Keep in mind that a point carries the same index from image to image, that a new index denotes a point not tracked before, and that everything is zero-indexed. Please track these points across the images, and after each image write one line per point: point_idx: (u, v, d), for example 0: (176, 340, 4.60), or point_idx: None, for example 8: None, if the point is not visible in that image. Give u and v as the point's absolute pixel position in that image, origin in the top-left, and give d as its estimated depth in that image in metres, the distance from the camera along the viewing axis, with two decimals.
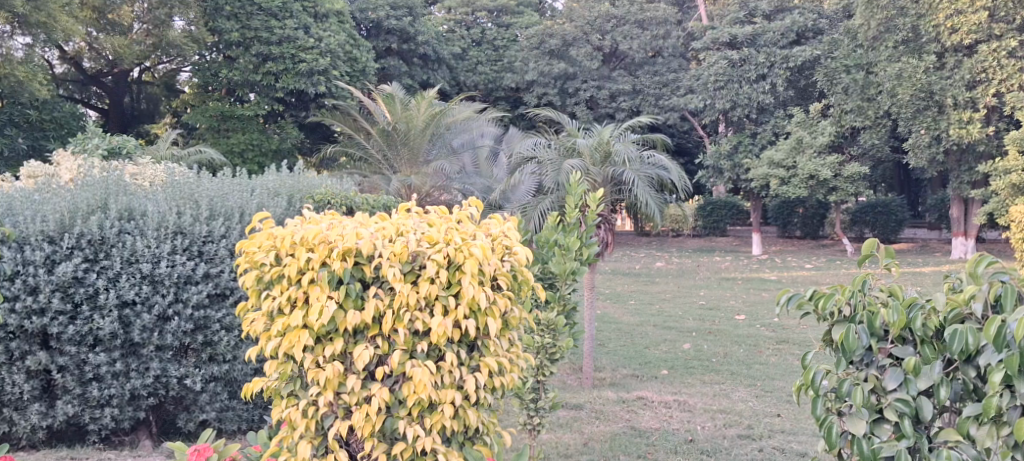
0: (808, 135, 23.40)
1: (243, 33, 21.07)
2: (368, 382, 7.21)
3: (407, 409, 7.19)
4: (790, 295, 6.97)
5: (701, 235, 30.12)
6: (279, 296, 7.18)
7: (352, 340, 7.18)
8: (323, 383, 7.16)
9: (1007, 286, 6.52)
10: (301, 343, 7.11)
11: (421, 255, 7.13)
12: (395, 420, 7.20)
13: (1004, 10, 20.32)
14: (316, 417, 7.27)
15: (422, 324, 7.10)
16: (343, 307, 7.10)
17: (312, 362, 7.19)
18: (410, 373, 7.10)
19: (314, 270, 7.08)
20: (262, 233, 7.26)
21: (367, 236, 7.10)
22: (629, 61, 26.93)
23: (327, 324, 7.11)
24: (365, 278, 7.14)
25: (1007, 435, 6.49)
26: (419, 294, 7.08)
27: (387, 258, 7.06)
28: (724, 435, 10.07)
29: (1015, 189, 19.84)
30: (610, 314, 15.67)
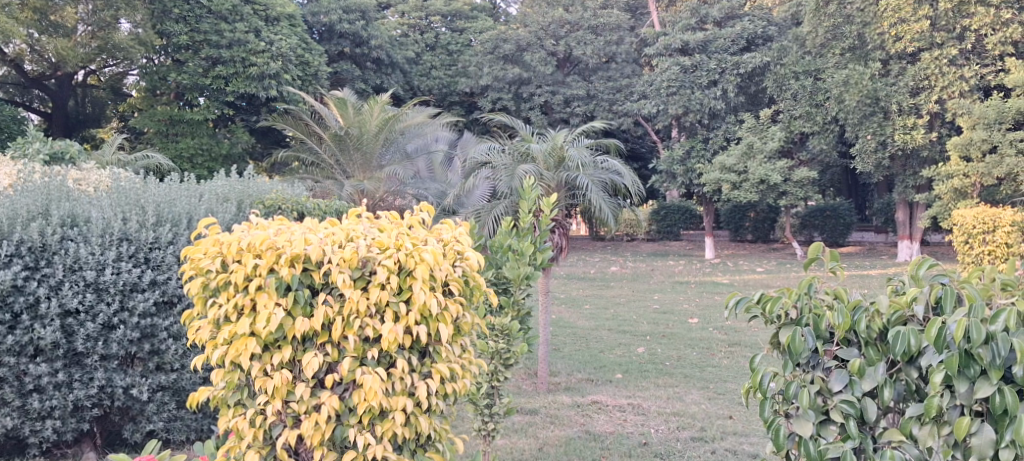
0: (758, 141, 23.64)
1: (192, 37, 20.95)
2: (318, 390, 7.20)
3: (357, 417, 7.18)
4: (739, 298, 7.01)
5: (656, 239, 30.30)
6: (225, 303, 7.14)
7: (300, 348, 7.17)
8: (271, 392, 7.14)
9: (947, 288, 6.64)
10: (249, 351, 7.08)
11: (371, 261, 7.12)
12: (345, 428, 7.18)
13: (945, 19, 20.66)
14: (264, 426, 7.23)
15: (373, 331, 7.09)
16: (291, 315, 7.09)
17: (260, 371, 7.17)
18: (360, 380, 7.09)
19: (262, 277, 7.06)
20: (208, 240, 7.22)
21: (316, 242, 7.08)
22: (583, 67, 27.06)
23: (274, 332, 7.09)
24: (314, 285, 7.13)
25: (947, 435, 6.62)
26: (369, 300, 7.07)
27: (336, 264, 7.05)
28: (677, 438, 10.15)
29: (958, 193, 20.34)
30: (565, 318, 15.72)
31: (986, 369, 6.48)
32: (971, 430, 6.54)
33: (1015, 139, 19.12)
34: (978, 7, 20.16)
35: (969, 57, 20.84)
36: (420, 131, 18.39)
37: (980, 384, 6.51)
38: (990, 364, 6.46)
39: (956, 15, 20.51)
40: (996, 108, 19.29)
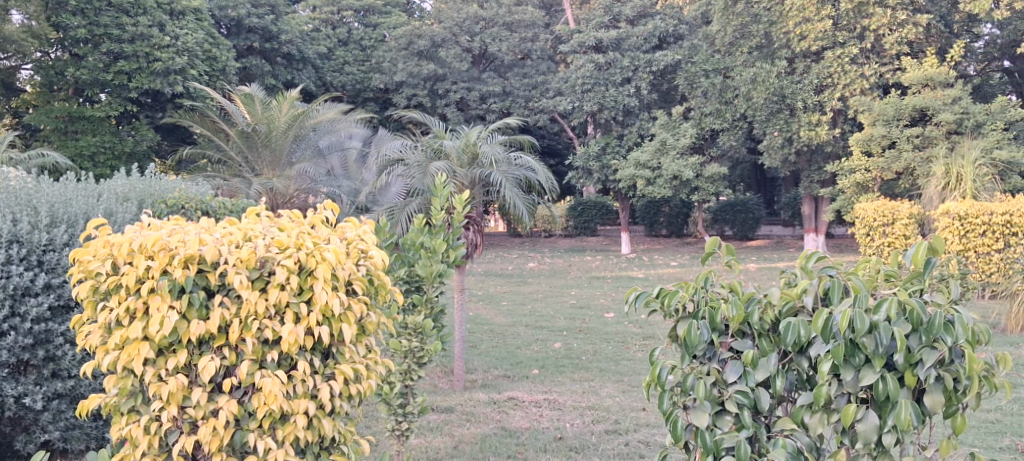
0: (671, 137, 24.03)
1: (90, 30, 20.53)
2: (215, 395, 7.19)
3: (257, 421, 7.18)
4: (639, 293, 7.18)
5: (572, 235, 30.48)
6: (116, 307, 7.09)
7: (197, 351, 7.15)
8: (166, 397, 7.10)
9: (834, 279, 6.83)
10: (142, 355, 7.05)
11: (270, 261, 7.11)
12: (245, 433, 7.18)
13: (847, 19, 21.29)
14: (158, 433, 7.19)
15: (272, 332, 7.08)
16: (186, 318, 7.06)
17: (153, 376, 7.13)
18: (260, 384, 7.09)
19: (154, 279, 7.02)
20: (97, 241, 7.16)
21: (211, 242, 7.05)
22: (498, 63, 27.04)
23: (168, 336, 7.06)
24: (210, 286, 7.10)
25: (836, 421, 6.84)
26: (268, 301, 7.07)
27: (232, 264, 7.02)
28: (592, 431, 10.28)
29: (859, 187, 21.19)
30: (482, 315, 15.80)
31: (870, 357, 6.70)
32: (857, 416, 6.75)
33: (912, 135, 19.75)
34: (876, 8, 20.86)
35: (869, 57, 21.52)
36: (331, 128, 18.36)
37: (865, 372, 6.72)
38: (873, 352, 6.68)
39: (857, 15, 21.20)
40: (895, 105, 19.94)
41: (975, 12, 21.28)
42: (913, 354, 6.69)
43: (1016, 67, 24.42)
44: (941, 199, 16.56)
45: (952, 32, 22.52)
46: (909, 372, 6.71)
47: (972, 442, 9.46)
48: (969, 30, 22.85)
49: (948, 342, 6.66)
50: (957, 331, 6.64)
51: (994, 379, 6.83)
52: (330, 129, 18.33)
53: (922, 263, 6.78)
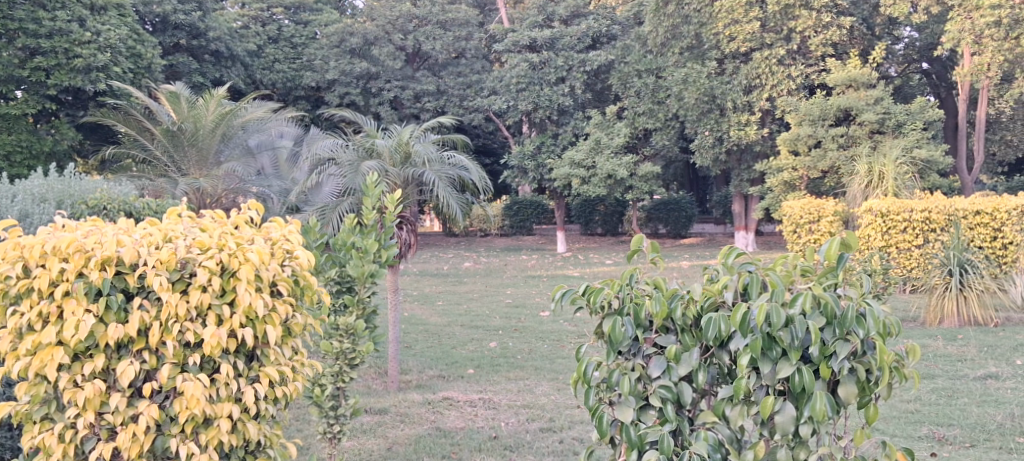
0: (605, 137, 24.26)
1: (5, 25, 20.05)
2: (135, 400, 7.18)
3: (179, 426, 7.18)
4: (565, 290, 7.29)
5: (508, 234, 30.56)
6: (28, 312, 7.08)
7: (114, 356, 7.15)
8: (83, 404, 7.10)
9: (753, 275, 7.02)
10: (56, 361, 7.04)
11: (191, 262, 7.13)
12: (166, 438, 7.19)
13: (774, 21, 21.72)
14: (74, 440, 7.18)
15: (194, 335, 7.10)
16: (103, 321, 7.07)
17: (69, 382, 7.11)
18: (181, 388, 7.09)
19: (69, 282, 7.03)
20: (8, 243, 7.13)
21: (129, 244, 7.07)
22: (433, 62, 27.09)
23: (85, 340, 7.06)
24: (127, 289, 7.12)
25: (754, 413, 7.02)
26: (189, 303, 7.08)
27: (152, 265, 7.04)
28: (527, 429, 10.40)
29: (787, 186, 21.67)
30: (417, 315, 15.81)
31: (786, 350, 6.90)
32: (775, 408, 6.93)
33: (837, 134, 20.45)
34: (802, 10, 21.28)
35: (796, 58, 22.01)
36: (261, 127, 18.27)
37: (782, 365, 6.92)
38: (789, 345, 6.88)
39: (784, 17, 21.58)
40: (820, 106, 20.63)
41: (896, 14, 22.01)
42: (827, 347, 6.90)
43: (934, 68, 25.26)
44: (863, 197, 17.22)
45: (874, 35, 23.41)
46: (824, 365, 6.92)
47: (893, 431, 9.77)
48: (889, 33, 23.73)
49: (860, 335, 6.88)
50: (867, 324, 6.90)
51: (905, 370, 7.05)
52: (258, 128, 18.24)
53: (836, 258, 7.01)
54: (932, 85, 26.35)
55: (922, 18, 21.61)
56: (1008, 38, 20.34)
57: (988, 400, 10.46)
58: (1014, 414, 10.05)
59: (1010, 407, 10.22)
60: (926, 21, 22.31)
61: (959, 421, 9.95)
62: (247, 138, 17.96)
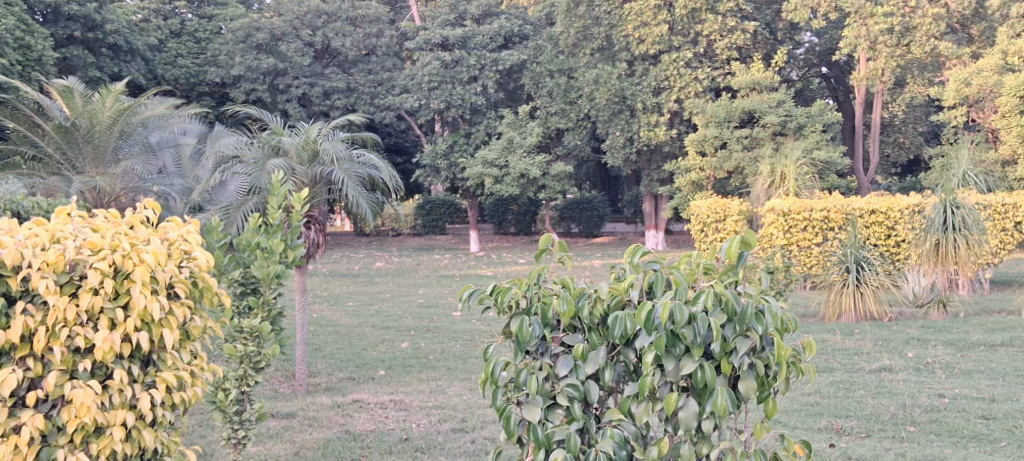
0: (517, 136, 24.31)
1: None
2: (18, 410, 6.95)
3: (67, 436, 6.98)
4: (472, 290, 7.28)
5: (421, 234, 30.34)
6: None
7: None
8: None
9: (658, 273, 7.09)
10: None
11: (81, 263, 6.96)
12: (53, 449, 6.97)
13: (682, 24, 22.57)
14: None
15: (84, 340, 6.92)
16: None
17: None
18: (70, 395, 6.91)
19: None
20: None
21: (13, 245, 6.86)
22: (342, 59, 26.80)
23: None
24: (11, 293, 6.90)
25: (658, 410, 7.07)
26: (79, 307, 6.90)
27: (39, 267, 6.85)
28: (438, 430, 10.31)
29: (695, 185, 22.88)
30: (326, 317, 15.51)
31: (689, 347, 6.96)
32: (678, 404, 7.01)
33: (741, 136, 21.68)
34: (708, 14, 22.11)
35: (702, 61, 22.86)
36: (160, 123, 17.63)
37: (685, 361, 6.98)
38: (692, 342, 6.94)
39: (690, 21, 22.47)
40: (726, 108, 21.68)
41: (795, 19, 22.94)
42: (729, 343, 6.96)
43: (832, 73, 26.20)
44: (766, 197, 17.97)
45: (776, 40, 24.26)
46: (725, 361, 6.99)
47: (794, 424, 9.92)
48: (791, 38, 24.33)
49: (760, 331, 6.97)
50: (766, 321, 6.96)
51: (801, 364, 7.21)
52: (160, 125, 17.80)
53: (735, 257, 7.10)
54: (830, 89, 27.22)
55: (821, 23, 22.51)
56: (900, 45, 21.58)
57: (884, 392, 10.65)
58: (907, 404, 10.26)
59: (904, 398, 10.42)
60: (823, 27, 23.30)
61: (856, 413, 10.13)
62: (147, 134, 17.38)
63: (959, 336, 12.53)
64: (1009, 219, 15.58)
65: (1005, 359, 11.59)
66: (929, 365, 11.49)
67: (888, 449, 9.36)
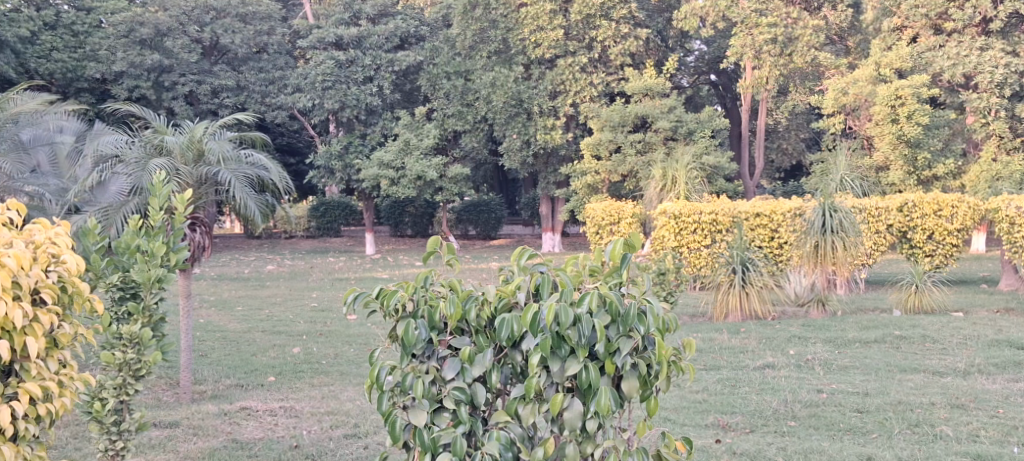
0: (414, 138, 24.18)
1: None
2: None
3: None
4: (358, 294, 7.29)
5: (314, 236, 29.93)
6: None
7: None
8: None
9: (544, 276, 7.10)
10: None
11: None
12: None
13: (577, 30, 23.10)
14: None
15: None
16: None
17: None
18: None
19: None
20: None
21: None
22: (231, 56, 26.02)
23: None
24: None
25: (544, 411, 7.10)
26: None
27: None
28: (330, 437, 10.16)
29: (590, 188, 23.23)
30: (214, 322, 15.15)
31: (574, 348, 6.99)
32: (564, 405, 7.04)
33: (635, 140, 22.09)
34: (602, 21, 22.76)
35: (597, 66, 23.54)
36: (33, 118, 15.46)
37: (570, 363, 7.01)
38: (577, 343, 6.97)
39: (585, 26, 23.04)
40: (620, 113, 22.10)
41: (686, 28, 23.40)
42: (612, 344, 7.02)
43: (722, 80, 26.77)
44: (659, 200, 18.26)
45: (668, 47, 24.96)
46: (608, 361, 7.03)
47: (682, 421, 10.01)
48: (681, 45, 25.26)
49: (641, 331, 7.03)
50: (647, 321, 7.03)
51: (682, 362, 7.29)
52: (31, 120, 15.44)
53: (620, 258, 7.15)
54: (718, 96, 27.75)
55: (710, 32, 23.01)
56: (783, 55, 22.34)
57: (767, 388, 10.81)
58: (789, 400, 10.43)
59: (785, 394, 10.59)
60: (711, 35, 23.79)
61: (740, 409, 10.26)
62: (17, 131, 15.06)
63: (838, 334, 12.79)
64: (883, 222, 15.96)
65: (878, 355, 11.86)
66: (809, 362, 11.70)
67: (771, 443, 9.50)
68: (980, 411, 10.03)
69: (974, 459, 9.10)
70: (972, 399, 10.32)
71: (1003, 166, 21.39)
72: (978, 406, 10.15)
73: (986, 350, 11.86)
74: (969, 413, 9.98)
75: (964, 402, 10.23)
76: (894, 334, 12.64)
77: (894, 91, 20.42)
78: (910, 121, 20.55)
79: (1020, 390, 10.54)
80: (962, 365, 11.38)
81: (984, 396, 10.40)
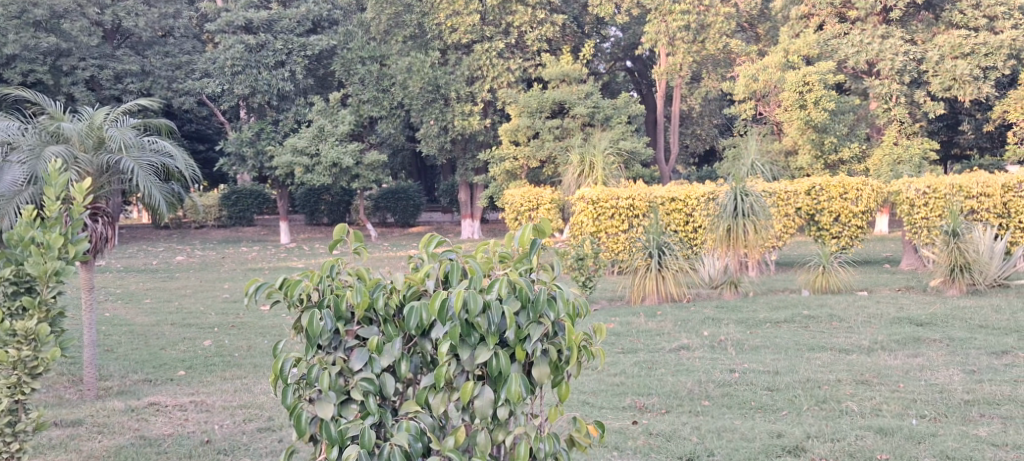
0: (328, 124, 23.85)
1: None
2: None
3: None
4: (260, 285, 7.08)
5: (226, 226, 29.37)
6: None
7: None
8: None
9: (453, 263, 6.96)
10: None
11: None
12: None
13: (493, 15, 22.96)
14: None
15: None
16: None
17: None
18: None
19: None
20: None
21: None
22: (135, 40, 25.49)
23: None
24: None
25: (455, 400, 6.98)
26: None
27: None
28: (243, 431, 9.91)
29: (508, 175, 23.18)
30: (121, 315, 14.73)
31: (484, 336, 6.87)
32: (474, 393, 6.92)
33: (553, 127, 22.06)
34: (519, 6, 22.75)
35: (514, 52, 23.51)
36: None
37: (479, 350, 6.89)
38: (486, 331, 6.85)
39: (501, 12, 22.94)
40: (537, 99, 22.00)
41: (601, 14, 23.33)
42: (522, 330, 6.90)
43: (637, 66, 26.93)
44: (577, 186, 18.25)
45: (583, 33, 24.92)
46: (518, 348, 6.91)
47: (600, 404, 9.95)
48: (597, 32, 25.24)
49: (551, 317, 6.92)
50: (557, 307, 6.93)
51: (592, 347, 7.19)
52: None
53: (529, 244, 7.02)
54: (633, 82, 27.87)
55: (624, 19, 23.01)
56: (695, 42, 22.54)
57: (682, 369, 10.79)
58: (703, 380, 10.42)
59: (700, 374, 10.59)
60: (626, 22, 23.79)
61: (657, 390, 10.23)
62: None
63: (749, 315, 12.84)
64: (792, 205, 16.11)
65: (788, 334, 11.94)
66: (722, 342, 11.73)
67: (685, 423, 9.47)
68: (882, 386, 10.12)
69: (877, 432, 9.17)
70: (875, 375, 10.42)
71: (904, 150, 21.48)
72: (880, 381, 10.25)
73: (888, 328, 11.99)
74: (872, 388, 10.07)
75: (868, 378, 10.31)
76: (803, 314, 12.71)
77: (801, 77, 20.61)
78: (817, 106, 20.72)
79: (921, 365, 10.66)
80: (866, 342, 11.48)
81: (887, 371, 10.50)
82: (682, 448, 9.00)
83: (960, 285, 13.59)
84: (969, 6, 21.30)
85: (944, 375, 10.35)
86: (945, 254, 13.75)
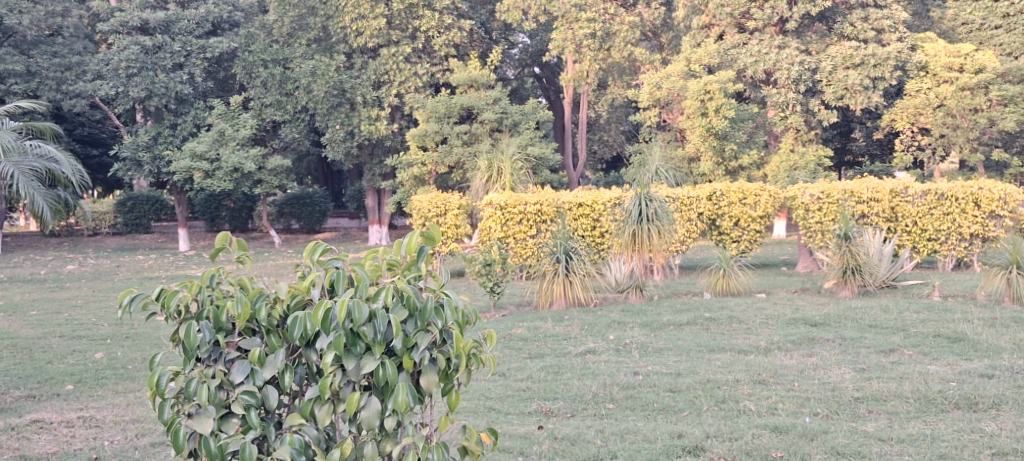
0: (229, 128, 23.43)
1: None
2: None
3: None
4: (136, 296, 6.91)
5: (123, 233, 28.64)
6: None
7: None
8: None
9: (339, 271, 6.84)
10: None
11: None
12: None
13: (399, 19, 22.76)
14: None
15: None
16: None
17: None
18: None
19: None
20: None
21: None
22: (20, 39, 24.65)
23: None
24: None
25: (341, 411, 6.86)
26: None
27: None
28: (135, 446, 9.61)
29: (415, 180, 23.00)
30: (4, 328, 14.19)
31: (369, 345, 6.75)
32: (361, 403, 6.80)
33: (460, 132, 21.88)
34: (425, 11, 22.63)
35: (420, 56, 23.36)
36: None
37: (366, 360, 6.77)
38: (372, 340, 6.73)
39: (407, 16, 22.77)
40: (445, 104, 21.88)
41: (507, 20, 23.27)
42: (409, 339, 6.79)
43: (544, 73, 26.99)
44: (484, 191, 18.18)
45: (491, 39, 24.87)
46: (406, 357, 6.80)
47: (505, 410, 9.83)
48: (505, 38, 25.31)
49: (439, 325, 6.82)
50: (445, 314, 6.83)
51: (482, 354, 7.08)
52: None
53: (416, 251, 6.89)
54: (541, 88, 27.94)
55: (531, 25, 23.00)
56: (601, 49, 22.62)
57: (587, 373, 10.73)
58: (607, 383, 10.36)
59: (604, 377, 10.53)
60: (532, 28, 23.78)
61: (562, 394, 10.14)
62: None
63: (652, 317, 12.86)
64: (694, 210, 16.15)
65: (689, 336, 11.98)
66: (627, 345, 11.71)
67: (589, 426, 9.41)
68: (778, 385, 10.18)
69: (772, 430, 9.21)
70: (771, 374, 10.47)
71: (800, 157, 21.99)
72: (777, 380, 10.30)
73: (784, 329, 12.08)
74: (768, 388, 10.12)
75: (765, 378, 10.37)
76: (704, 316, 12.75)
77: (702, 86, 20.78)
78: (718, 114, 20.92)
79: (814, 364, 10.75)
80: (763, 342, 11.55)
81: (782, 370, 10.57)
82: (585, 451, 8.93)
83: (851, 287, 13.71)
84: (858, 18, 21.71)
85: (836, 373, 10.45)
86: (837, 256, 13.86)
